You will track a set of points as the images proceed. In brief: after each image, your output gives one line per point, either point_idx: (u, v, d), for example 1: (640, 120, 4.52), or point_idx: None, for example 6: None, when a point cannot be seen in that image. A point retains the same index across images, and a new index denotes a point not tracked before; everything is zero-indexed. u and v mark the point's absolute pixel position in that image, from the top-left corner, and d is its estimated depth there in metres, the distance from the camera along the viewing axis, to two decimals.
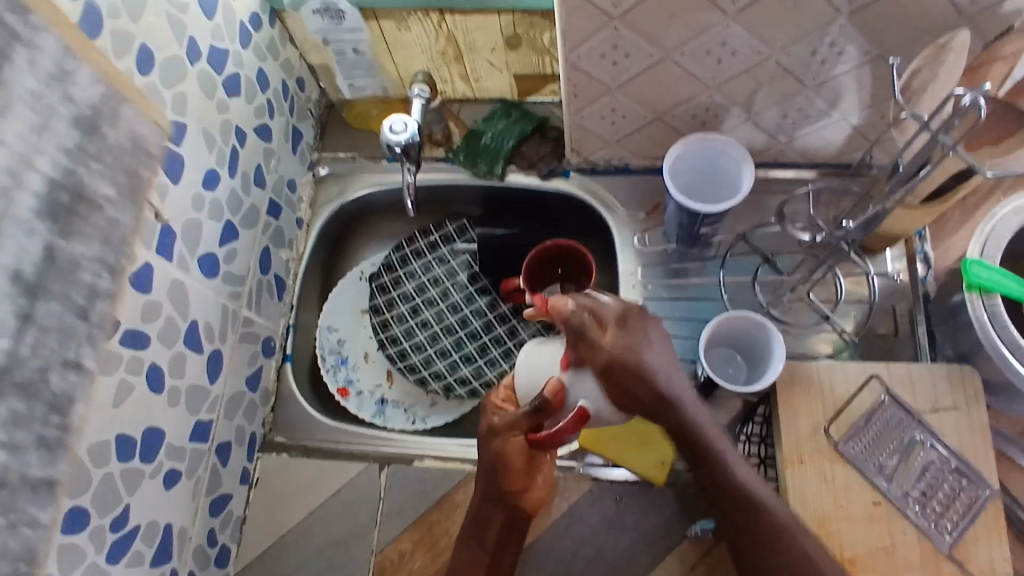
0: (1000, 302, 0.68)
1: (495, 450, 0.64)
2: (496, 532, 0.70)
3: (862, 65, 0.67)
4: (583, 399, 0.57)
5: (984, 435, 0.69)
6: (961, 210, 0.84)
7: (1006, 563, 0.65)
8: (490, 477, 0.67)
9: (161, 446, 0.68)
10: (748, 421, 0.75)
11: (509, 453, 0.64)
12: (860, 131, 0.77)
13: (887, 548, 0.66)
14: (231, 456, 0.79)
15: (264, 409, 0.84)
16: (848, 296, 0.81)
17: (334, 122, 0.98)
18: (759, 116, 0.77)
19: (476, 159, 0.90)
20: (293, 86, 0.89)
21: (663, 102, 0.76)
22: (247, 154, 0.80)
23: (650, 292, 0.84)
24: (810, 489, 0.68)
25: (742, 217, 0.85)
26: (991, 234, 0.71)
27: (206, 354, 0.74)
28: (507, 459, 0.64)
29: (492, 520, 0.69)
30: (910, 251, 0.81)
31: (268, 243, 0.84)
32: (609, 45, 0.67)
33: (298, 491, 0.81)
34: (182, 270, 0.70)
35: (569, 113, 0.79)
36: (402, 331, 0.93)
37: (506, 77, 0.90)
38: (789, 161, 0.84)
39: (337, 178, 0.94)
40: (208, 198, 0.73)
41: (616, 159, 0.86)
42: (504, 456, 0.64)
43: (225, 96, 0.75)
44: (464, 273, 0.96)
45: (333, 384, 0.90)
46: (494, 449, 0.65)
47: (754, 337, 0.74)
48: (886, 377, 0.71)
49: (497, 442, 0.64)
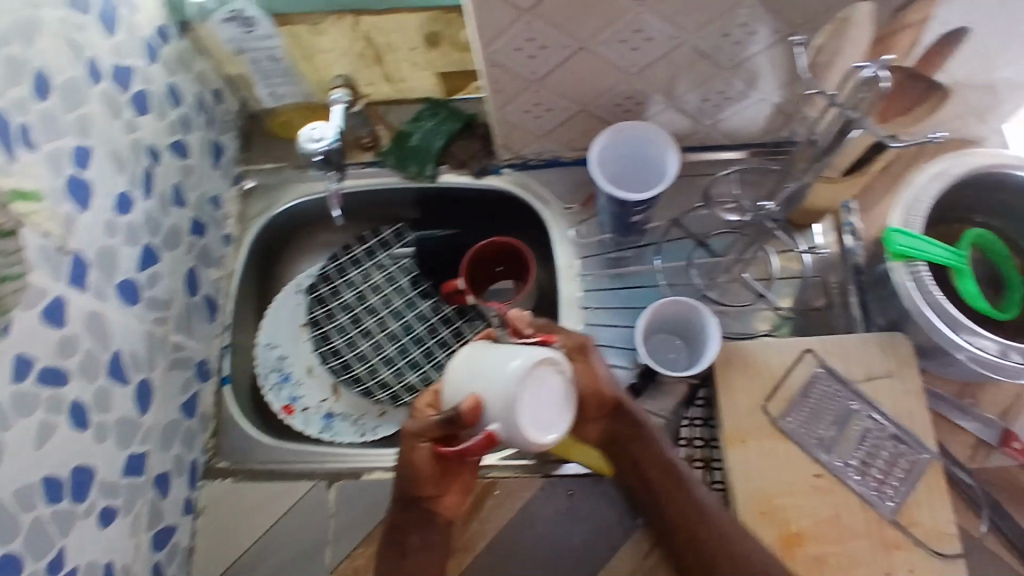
0: (923, 268, 0.70)
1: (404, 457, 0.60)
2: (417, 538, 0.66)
3: (775, 44, 0.68)
4: (497, 423, 0.51)
5: (919, 399, 0.71)
6: (885, 180, 0.86)
7: (949, 523, 0.66)
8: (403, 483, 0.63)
9: (93, 484, 0.65)
10: (690, 404, 0.76)
11: (419, 461, 0.60)
12: (780, 110, 0.77)
13: (832, 519, 0.67)
14: (171, 487, 0.76)
15: (204, 435, 0.82)
16: (780, 273, 0.82)
17: (258, 133, 0.95)
18: (681, 101, 0.77)
19: (406, 162, 0.88)
20: (210, 99, 0.85)
21: (586, 93, 0.75)
22: (164, 173, 0.77)
23: (590, 284, 0.84)
24: (753, 468, 0.68)
25: (674, 202, 0.86)
26: (912, 202, 0.73)
27: (134, 385, 0.71)
28: (418, 467, 0.60)
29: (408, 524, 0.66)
30: (838, 224, 0.83)
31: (195, 263, 0.82)
32: (524, 38, 0.66)
33: (247, 516, 0.78)
34: (99, 300, 0.67)
35: (493, 110, 0.78)
36: (344, 342, 0.91)
37: (430, 76, 0.88)
38: (716, 143, 0.85)
39: (264, 191, 0.92)
40: (121, 223, 0.70)
41: (544, 153, 0.87)
42: (413, 464, 0.60)
43: (133, 114, 0.72)
44: (404, 278, 0.94)
45: (277, 403, 0.87)
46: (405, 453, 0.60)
47: (689, 321, 0.75)
48: (820, 351, 0.72)
49: (407, 448, 0.60)
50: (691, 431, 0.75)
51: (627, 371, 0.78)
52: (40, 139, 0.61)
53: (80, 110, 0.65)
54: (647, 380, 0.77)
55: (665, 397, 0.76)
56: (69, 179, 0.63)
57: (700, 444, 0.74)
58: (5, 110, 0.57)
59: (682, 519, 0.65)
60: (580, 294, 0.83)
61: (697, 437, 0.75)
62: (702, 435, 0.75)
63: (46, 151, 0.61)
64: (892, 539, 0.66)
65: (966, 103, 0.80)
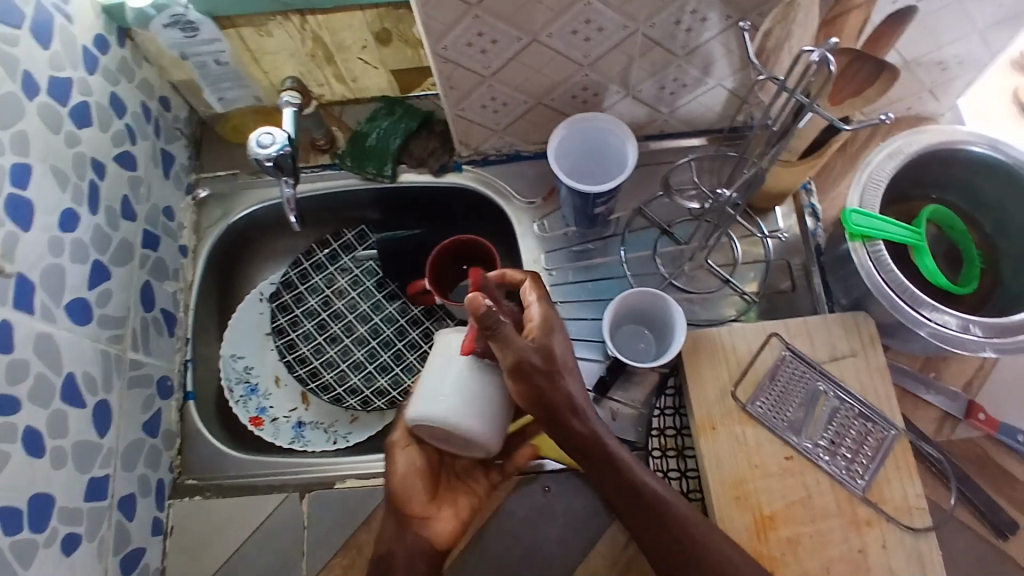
0: (882, 246, 0.71)
1: (391, 468, 0.66)
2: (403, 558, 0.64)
3: (726, 30, 0.67)
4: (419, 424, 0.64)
5: (883, 376, 0.71)
6: (843, 160, 0.86)
7: (919, 497, 0.67)
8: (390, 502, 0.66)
9: (53, 511, 0.63)
10: (661, 394, 0.76)
11: (405, 470, 0.66)
12: (736, 95, 0.77)
13: (803, 500, 0.67)
14: (137, 509, 0.74)
15: (169, 453, 0.80)
16: (744, 258, 0.82)
17: (209, 140, 0.92)
18: (638, 90, 0.76)
19: (363, 162, 0.87)
20: (156, 107, 0.83)
21: (541, 85, 0.74)
22: (110, 187, 0.74)
23: (556, 278, 0.83)
24: (724, 453, 0.69)
25: (636, 192, 0.85)
26: (869, 181, 0.73)
27: (91, 407, 0.69)
28: (406, 475, 0.66)
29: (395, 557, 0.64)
30: (799, 206, 0.84)
31: (149, 277, 0.79)
32: (474, 33, 0.65)
33: (219, 532, 0.77)
34: (48, 321, 0.64)
35: (448, 106, 0.77)
36: (310, 349, 0.90)
37: (384, 74, 0.87)
38: (674, 130, 0.84)
39: (219, 199, 0.89)
40: (67, 240, 0.68)
41: (505, 147, 0.86)
42: (400, 473, 0.66)
43: (73, 127, 0.69)
44: (369, 281, 0.93)
45: (244, 415, 0.86)
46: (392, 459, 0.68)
47: (657, 310, 0.75)
48: (785, 334, 0.73)
49: (397, 456, 0.67)
50: (663, 421, 0.75)
51: (596, 363, 0.78)
52: None
53: (16, 126, 0.62)
54: (617, 372, 0.77)
55: (634, 386, 0.77)
56: (6, 199, 0.61)
57: (671, 433, 0.74)
58: None
59: (654, 530, 0.59)
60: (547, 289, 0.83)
61: (668, 426, 0.75)
62: (673, 424, 0.75)
63: None
64: (863, 516, 0.67)
65: (918, 80, 0.81)
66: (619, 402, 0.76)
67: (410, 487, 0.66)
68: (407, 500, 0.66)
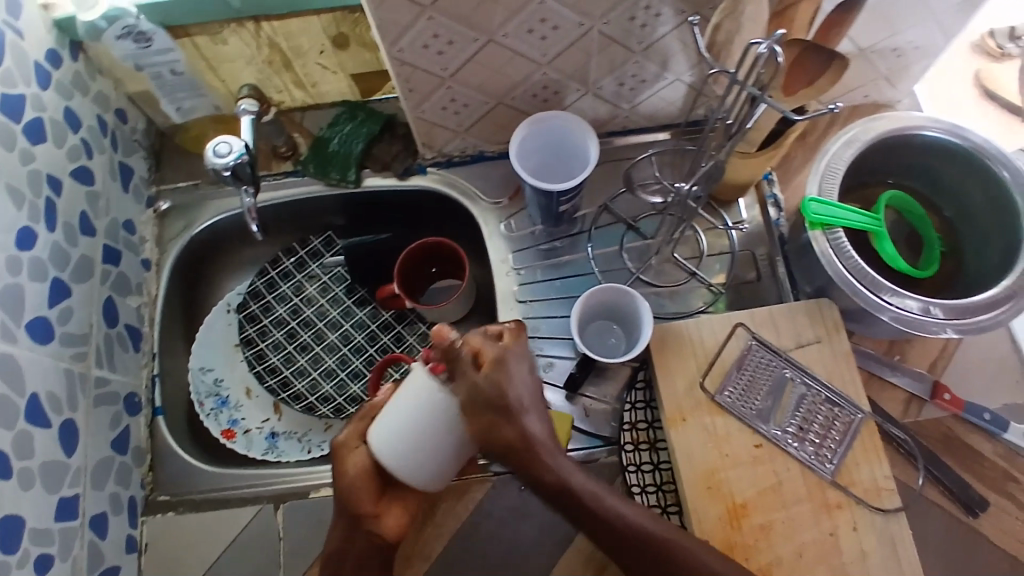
0: (842, 234, 0.72)
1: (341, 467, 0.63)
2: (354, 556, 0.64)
3: (680, 25, 0.68)
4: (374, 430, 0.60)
5: (849, 361, 0.73)
6: (803, 149, 0.87)
7: (887, 479, 0.69)
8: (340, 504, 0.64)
9: (23, 533, 0.62)
10: (631, 388, 0.76)
11: (355, 471, 0.62)
12: (695, 89, 0.78)
13: (774, 487, 0.68)
14: (110, 527, 0.73)
15: (140, 469, 0.78)
16: (709, 250, 0.83)
17: (169, 151, 0.91)
18: (598, 87, 0.77)
19: (326, 168, 0.86)
20: (113, 120, 0.81)
21: (500, 85, 0.74)
22: (67, 202, 0.73)
23: (525, 277, 0.84)
24: (695, 445, 0.69)
25: (601, 189, 0.86)
26: (827, 169, 0.74)
27: (56, 427, 0.67)
28: (355, 475, 0.62)
29: (344, 564, 0.63)
30: (761, 197, 0.84)
31: (111, 292, 0.78)
32: (429, 35, 0.65)
33: (193, 547, 0.76)
34: (8, 342, 0.63)
35: (409, 108, 0.76)
36: (281, 359, 0.89)
37: (344, 78, 0.86)
38: (636, 125, 0.85)
39: (181, 211, 0.88)
40: (25, 258, 0.66)
41: (469, 148, 0.85)
42: (350, 473, 0.62)
43: (28, 143, 0.68)
44: (338, 287, 0.92)
45: (215, 428, 0.84)
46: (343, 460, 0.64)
47: (625, 306, 0.75)
48: (751, 323, 0.74)
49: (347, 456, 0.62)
50: (635, 414, 0.75)
51: (566, 361, 0.80)
52: None
53: None
54: (588, 369, 0.77)
55: (606, 382, 0.78)
56: None
57: (644, 427, 0.74)
58: None
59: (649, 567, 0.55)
60: (516, 288, 0.83)
61: (640, 420, 0.74)
62: (645, 417, 0.74)
63: None
64: (833, 500, 0.68)
65: (873, 68, 0.82)
66: (592, 398, 0.78)
67: (359, 487, 0.62)
68: (355, 501, 0.63)
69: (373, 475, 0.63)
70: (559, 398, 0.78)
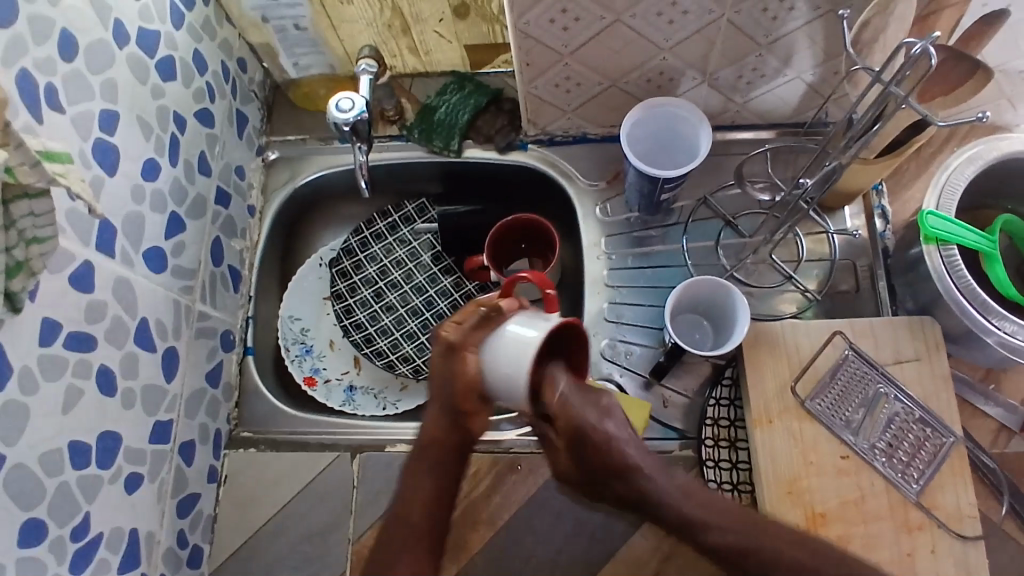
0: (956, 252, 0.69)
1: (454, 369, 0.53)
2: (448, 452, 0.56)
3: (813, 20, 0.66)
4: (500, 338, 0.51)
5: (947, 384, 0.70)
6: (917, 162, 0.84)
7: (972, 506, 0.66)
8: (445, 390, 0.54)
9: (119, 451, 0.64)
10: (717, 384, 0.75)
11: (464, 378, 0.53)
12: (814, 89, 0.76)
13: (856, 500, 0.67)
14: (196, 456, 0.75)
15: (228, 405, 0.81)
16: (809, 255, 0.81)
17: (280, 104, 0.94)
18: (714, 77, 0.75)
19: (431, 135, 0.88)
20: (234, 68, 0.84)
21: (616, 68, 0.73)
22: (188, 141, 0.75)
23: (615, 263, 0.83)
24: (778, 447, 0.68)
25: (702, 182, 0.85)
26: (945, 187, 0.71)
27: (160, 352, 0.70)
28: (462, 381, 0.53)
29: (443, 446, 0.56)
30: (868, 208, 0.82)
31: (219, 233, 0.81)
32: (558, 10, 0.64)
33: (270, 484, 0.78)
34: (126, 266, 0.66)
35: (522, 83, 0.76)
36: (366, 317, 0.92)
37: (457, 49, 0.87)
38: (745, 122, 0.83)
39: (288, 162, 0.91)
40: (149, 189, 0.69)
41: (573, 128, 0.85)
42: (465, 378, 0.53)
43: (159, 80, 0.70)
44: (427, 253, 0.94)
45: (299, 374, 0.88)
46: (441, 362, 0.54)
47: (719, 300, 0.75)
48: (849, 333, 0.72)
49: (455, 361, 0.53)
50: (717, 410, 0.74)
51: (643, 349, 0.79)
52: (64, 101, 0.59)
53: (106, 73, 0.63)
54: (675, 361, 0.76)
55: (688, 375, 0.77)
56: (95, 143, 0.62)
57: (726, 424, 0.74)
58: (31, 70, 0.55)
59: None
60: (606, 273, 0.83)
61: (722, 417, 0.74)
62: (728, 415, 0.74)
63: (72, 114, 0.60)
64: (915, 521, 0.66)
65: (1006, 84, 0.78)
66: (671, 390, 0.77)
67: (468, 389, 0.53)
68: (463, 399, 0.54)
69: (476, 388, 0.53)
70: (638, 385, 0.78)
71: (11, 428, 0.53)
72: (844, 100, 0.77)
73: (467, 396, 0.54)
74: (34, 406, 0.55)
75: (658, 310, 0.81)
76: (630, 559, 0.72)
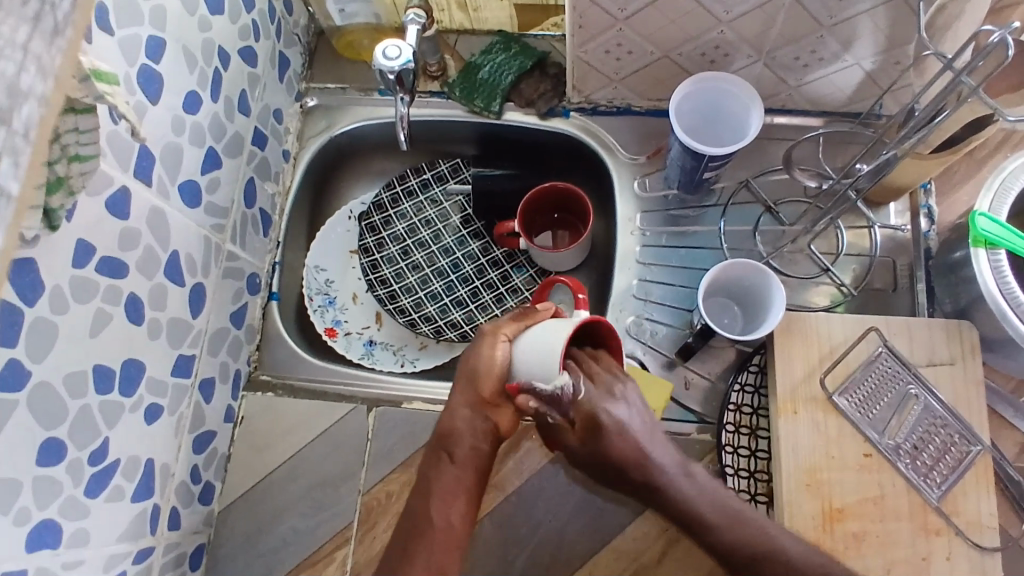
0: (1003, 257, 0.67)
1: (477, 356, 0.59)
2: (466, 444, 0.61)
3: (881, 4, 0.62)
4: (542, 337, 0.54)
5: (978, 389, 0.69)
6: (968, 164, 0.81)
7: (992, 516, 0.65)
8: (468, 384, 0.60)
9: (142, 380, 0.64)
10: (743, 370, 0.74)
11: (489, 360, 0.59)
12: (872, 77, 0.73)
13: (875, 498, 0.66)
14: (215, 394, 0.75)
15: (249, 347, 0.81)
16: (848, 249, 0.79)
17: (323, 51, 0.92)
18: (771, 57, 0.72)
19: (472, 94, 0.87)
20: (281, 8, 0.83)
21: (670, 39, 0.71)
22: (230, 78, 0.74)
23: (649, 239, 0.82)
24: (801, 438, 0.67)
25: (745, 164, 0.83)
26: (1000, 187, 0.68)
27: (188, 288, 0.70)
28: (483, 370, 0.59)
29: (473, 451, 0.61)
30: (914, 205, 0.80)
31: (253, 174, 0.80)
32: None
33: (284, 430, 0.79)
34: (162, 198, 0.65)
35: (572, 46, 0.74)
36: (392, 273, 0.92)
37: (507, 7, 0.85)
38: (795, 107, 0.81)
39: (326, 111, 0.90)
40: (188, 122, 0.68)
41: (618, 99, 0.84)
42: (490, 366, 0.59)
43: (206, 12, 0.69)
44: (456, 216, 0.94)
45: (321, 324, 0.88)
46: (481, 353, 0.59)
47: (754, 287, 0.73)
48: (884, 330, 0.70)
49: (485, 345, 0.59)
50: (741, 397, 0.73)
51: (669, 329, 0.78)
52: (113, 23, 0.57)
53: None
54: (703, 343, 0.75)
55: (714, 360, 0.76)
56: (140, 69, 0.61)
57: (748, 411, 0.73)
58: None
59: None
60: (638, 249, 0.82)
61: (745, 404, 0.73)
62: (751, 402, 0.73)
63: (120, 37, 0.58)
64: (934, 525, 0.65)
65: None
66: (695, 373, 0.76)
67: (491, 375, 0.59)
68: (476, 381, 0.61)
69: (502, 378, 0.59)
70: (661, 363, 0.77)
71: (39, 346, 0.52)
72: (903, 91, 0.74)
73: (487, 388, 0.60)
74: (63, 325, 0.54)
75: (688, 292, 0.80)
76: (637, 535, 0.72)
